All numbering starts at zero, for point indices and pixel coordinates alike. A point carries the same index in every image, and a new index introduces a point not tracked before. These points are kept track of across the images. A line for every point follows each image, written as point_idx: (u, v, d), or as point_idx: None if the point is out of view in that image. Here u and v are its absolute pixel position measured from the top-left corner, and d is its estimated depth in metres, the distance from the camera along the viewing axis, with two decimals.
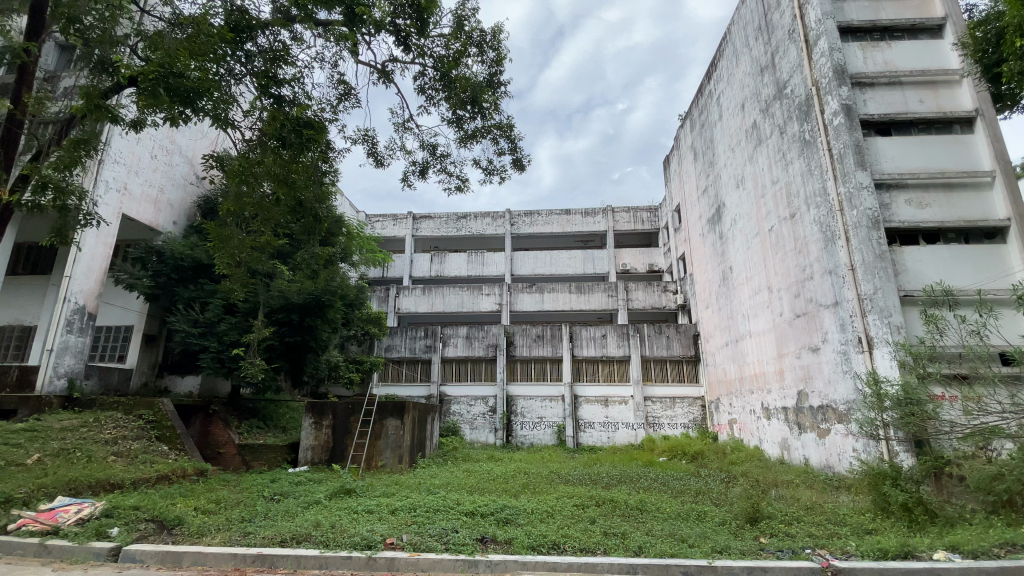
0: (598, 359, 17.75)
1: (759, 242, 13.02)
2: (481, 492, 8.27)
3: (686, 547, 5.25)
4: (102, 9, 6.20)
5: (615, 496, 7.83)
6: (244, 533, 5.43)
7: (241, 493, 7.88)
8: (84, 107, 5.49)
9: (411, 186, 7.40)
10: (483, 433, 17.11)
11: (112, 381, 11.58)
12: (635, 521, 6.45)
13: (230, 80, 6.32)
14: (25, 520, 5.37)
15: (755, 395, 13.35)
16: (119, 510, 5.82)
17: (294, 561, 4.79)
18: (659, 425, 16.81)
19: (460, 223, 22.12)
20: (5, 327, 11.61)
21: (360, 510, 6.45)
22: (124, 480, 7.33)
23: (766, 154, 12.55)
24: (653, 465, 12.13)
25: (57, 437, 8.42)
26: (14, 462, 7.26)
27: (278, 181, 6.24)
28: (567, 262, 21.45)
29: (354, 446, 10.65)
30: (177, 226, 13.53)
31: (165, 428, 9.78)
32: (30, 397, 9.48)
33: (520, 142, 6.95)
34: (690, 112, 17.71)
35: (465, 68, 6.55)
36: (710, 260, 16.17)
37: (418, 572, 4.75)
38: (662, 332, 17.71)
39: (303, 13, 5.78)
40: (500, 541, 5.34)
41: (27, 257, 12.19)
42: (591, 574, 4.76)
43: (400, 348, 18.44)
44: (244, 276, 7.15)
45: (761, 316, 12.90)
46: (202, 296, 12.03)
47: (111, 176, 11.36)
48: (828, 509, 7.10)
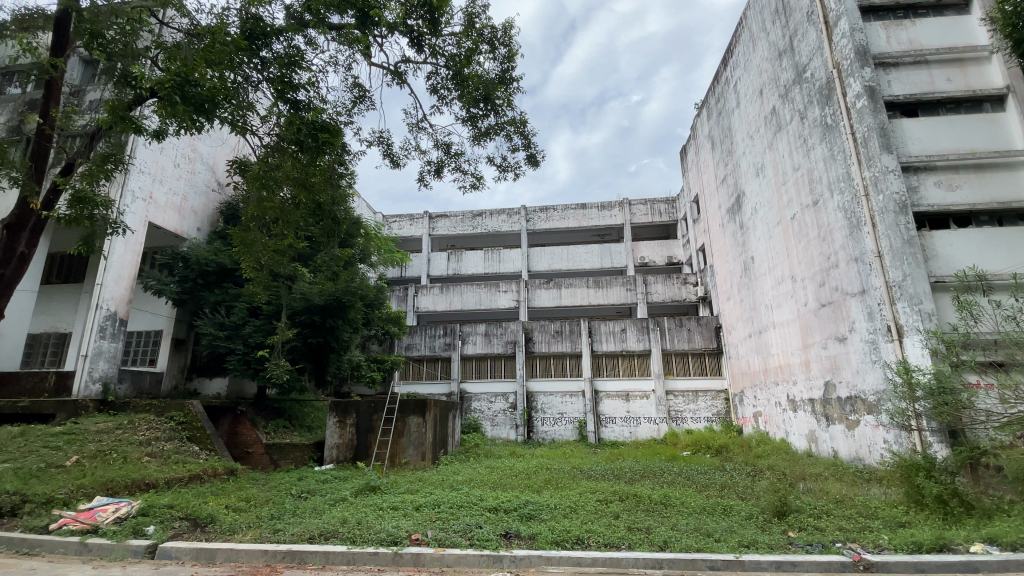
0: (618, 353, 17.63)
1: (781, 231, 12.73)
2: (504, 488, 8.33)
3: (713, 541, 5.21)
4: (123, 23, 6.40)
5: (638, 491, 7.79)
6: (274, 530, 5.56)
7: (270, 491, 8.07)
8: (109, 120, 5.71)
9: (427, 186, 7.49)
10: (504, 429, 17.20)
11: (144, 384, 11.98)
12: (659, 515, 6.40)
13: (247, 87, 6.45)
14: (66, 519, 5.57)
15: (780, 387, 13.09)
16: (154, 508, 6.01)
17: (323, 556, 4.91)
18: (681, 419, 16.66)
19: (476, 221, 22.15)
20: (41, 334, 12.02)
21: (384, 507, 6.54)
22: (157, 480, 7.56)
23: (787, 140, 12.26)
24: (676, 460, 12.04)
25: (94, 439, 8.73)
26: (53, 464, 7.55)
27: (298, 185, 6.46)
28: (585, 257, 21.29)
29: (378, 444, 10.80)
30: (201, 232, 13.85)
31: (196, 429, 10.06)
32: (67, 402, 9.85)
33: (534, 138, 6.96)
34: (706, 101, 17.42)
35: (477, 66, 6.56)
36: (731, 250, 15.87)
37: (443, 567, 4.80)
38: (683, 324, 17.46)
39: (316, 17, 5.89)
40: (524, 537, 5.35)
41: (60, 266, 12.61)
42: (615, 568, 4.75)
43: (420, 346, 18.60)
44: (266, 279, 7.28)
45: (785, 306, 12.62)
46: (226, 300, 12.31)
47: (137, 185, 11.64)
48: (859, 502, 6.93)
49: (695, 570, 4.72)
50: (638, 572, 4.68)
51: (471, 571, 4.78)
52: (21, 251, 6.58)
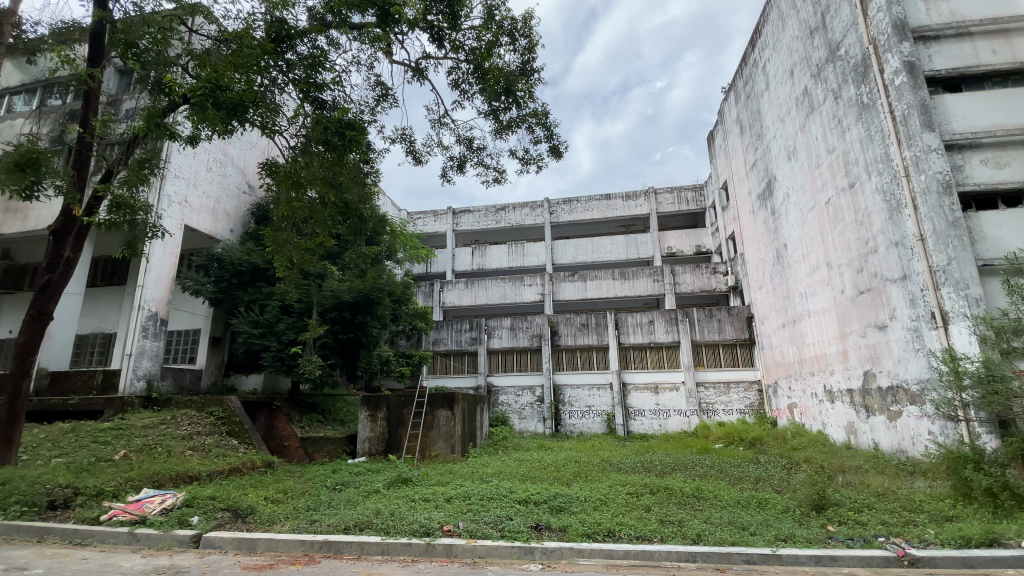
0: (646, 345, 17.41)
1: (815, 217, 12.28)
2: (533, 480, 8.37)
3: (748, 534, 5.11)
4: (155, 32, 6.61)
5: (669, 484, 7.69)
6: (310, 522, 5.72)
7: (305, 484, 8.31)
8: (145, 128, 5.91)
9: (451, 182, 7.55)
10: (532, 423, 17.25)
11: (185, 381, 12.45)
12: (691, 508, 6.31)
13: (274, 90, 6.60)
14: (116, 511, 5.86)
15: (816, 377, 12.69)
16: (197, 500, 6.26)
17: (358, 547, 5.02)
18: (713, 411, 16.37)
19: (499, 216, 22.15)
20: (89, 335, 12.64)
21: (417, 499, 6.65)
22: (200, 473, 7.88)
23: (820, 122, 11.79)
24: (708, 453, 11.81)
25: (140, 434, 9.16)
26: (103, 458, 7.95)
27: (326, 184, 6.60)
28: (610, 248, 21.02)
29: (408, 437, 10.91)
30: (235, 233, 14.27)
31: (234, 423, 10.41)
32: (115, 398, 10.34)
33: (556, 129, 6.92)
34: (734, 84, 16.90)
35: (497, 58, 6.54)
36: (762, 237, 15.41)
37: (475, 558, 4.85)
38: (713, 315, 17.09)
39: (338, 18, 5.96)
40: (555, 529, 5.36)
41: (105, 269, 13.21)
42: (648, 562, 4.71)
43: (447, 341, 18.80)
44: (297, 277, 7.45)
45: (820, 294, 12.20)
46: (260, 299, 12.67)
47: (172, 190, 12.06)
48: (902, 495, 6.67)
49: (730, 564, 4.64)
50: (672, 565, 4.63)
51: (503, 562, 4.81)
52: (67, 256, 6.98)
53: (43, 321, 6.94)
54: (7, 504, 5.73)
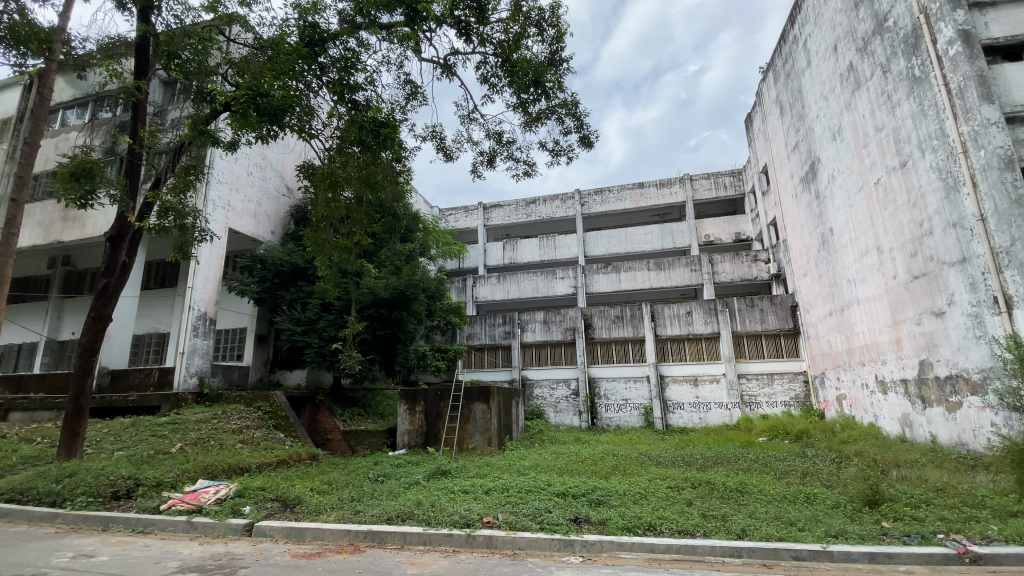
0: (684, 337, 17.03)
1: (863, 199, 11.65)
2: (571, 474, 8.35)
3: (795, 530, 4.95)
4: (195, 43, 6.92)
5: (711, 477, 7.52)
6: (354, 512, 5.90)
7: (349, 475, 8.58)
8: (190, 135, 6.18)
9: (481, 177, 7.59)
10: (568, 416, 17.21)
11: (234, 377, 13.02)
12: (735, 503, 6.16)
13: (309, 94, 6.75)
14: (174, 500, 6.20)
15: (866, 367, 12.12)
16: (248, 491, 6.56)
17: (401, 537, 5.15)
18: (755, 404, 15.90)
19: (530, 209, 22.10)
20: (145, 335, 13.39)
21: (456, 491, 6.76)
22: (250, 465, 8.25)
23: (867, 98, 11.18)
24: (752, 446, 11.49)
25: (194, 428, 9.68)
26: (161, 451, 8.44)
27: (361, 184, 6.76)
28: (644, 238, 20.61)
29: (446, 430, 11.08)
30: (276, 234, 14.78)
31: (281, 418, 10.83)
32: (170, 395, 10.95)
33: (587, 119, 6.83)
34: (773, 63, 16.18)
35: (525, 50, 6.48)
36: (806, 222, 14.76)
37: (515, 550, 4.89)
38: (754, 305, 16.54)
39: (367, 19, 6.07)
40: (595, 522, 5.33)
41: (158, 272, 13.95)
42: (691, 556, 4.62)
43: (481, 335, 18.98)
44: (335, 276, 7.65)
45: (870, 281, 11.60)
46: (301, 297, 13.11)
47: (217, 194, 12.57)
48: (963, 490, 6.29)
49: (778, 560, 4.50)
50: (715, 560, 4.52)
51: (543, 554, 4.83)
52: (123, 260, 7.42)
53: (103, 323, 7.41)
54: (75, 495, 6.14)
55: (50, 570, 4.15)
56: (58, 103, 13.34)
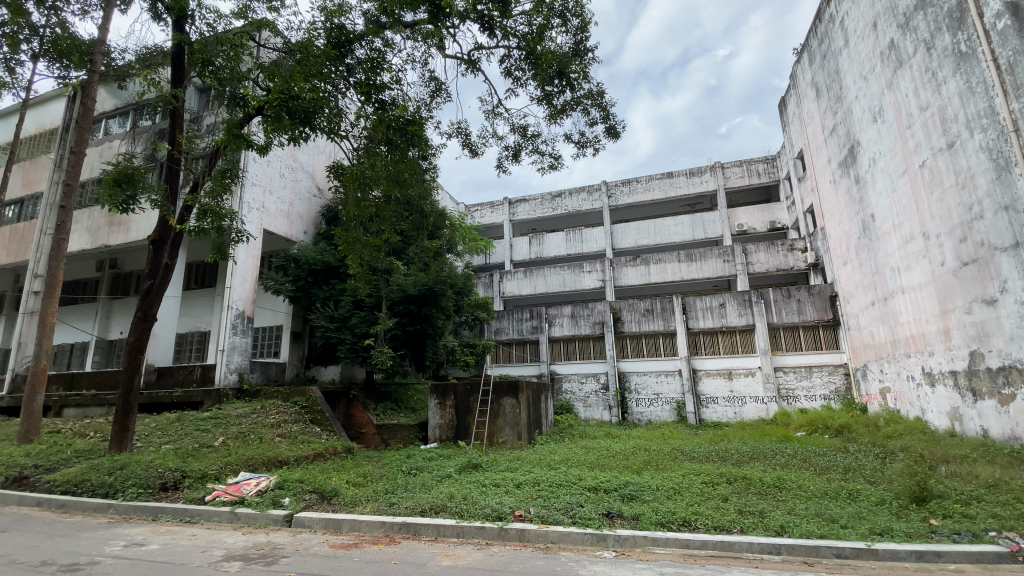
0: (716, 330, 16.65)
1: (907, 182, 11.10)
2: (602, 468, 8.31)
3: (838, 527, 4.79)
4: (227, 50, 7.16)
5: (747, 473, 7.34)
6: (389, 504, 6.02)
7: (383, 468, 8.75)
8: (225, 140, 6.40)
9: (506, 171, 7.62)
10: (597, 411, 17.11)
11: (272, 373, 13.45)
12: (773, 499, 6.00)
13: (337, 95, 6.87)
14: (218, 492, 6.46)
15: (912, 359, 11.58)
16: (287, 483, 6.78)
17: (435, 529, 5.23)
18: (793, 398, 15.44)
19: (556, 203, 21.97)
20: (187, 334, 13.97)
21: (487, 484, 6.81)
22: (288, 458, 8.53)
23: (910, 77, 10.64)
24: (790, 441, 11.16)
25: (235, 423, 10.06)
26: (205, 444, 8.81)
27: (390, 182, 6.87)
28: (674, 229, 20.20)
29: (476, 425, 11.18)
30: (308, 234, 15.16)
31: (317, 412, 11.13)
32: (212, 390, 11.40)
33: (613, 109, 6.74)
34: (807, 44, 15.54)
35: (549, 42, 6.43)
36: (845, 209, 14.17)
37: (548, 543, 4.90)
38: (791, 295, 16.01)
39: (392, 18, 6.16)
40: (628, 517, 5.29)
41: (198, 273, 14.51)
42: (728, 552, 4.53)
43: (509, 330, 19.06)
44: (366, 274, 7.80)
45: (915, 268, 11.05)
46: (334, 295, 13.42)
47: (252, 197, 12.97)
48: (1018, 486, 5.96)
49: (820, 557, 4.36)
50: (754, 557, 4.41)
51: (576, 548, 4.81)
52: (165, 262, 7.73)
53: (148, 323, 7.75)
54: (127, 487, 6.47)
55: (106, 557, 4.39)
56: (102, 113, 14.00)
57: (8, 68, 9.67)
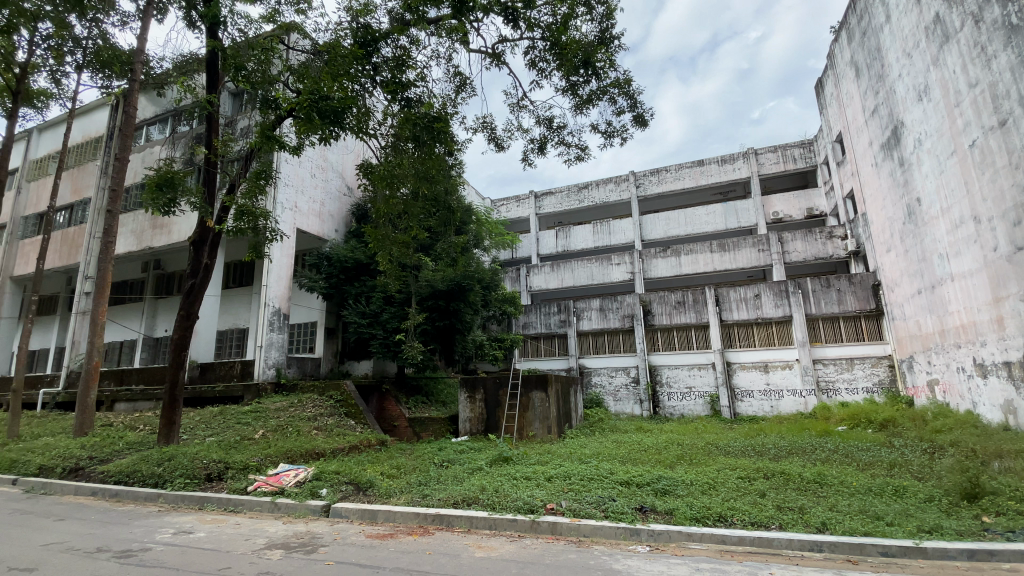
0: (751, 321, 16.22)
1: (955, 163, 10.53)
2: (633, 462, 8.23)
3: (883, 524, 4.61)
4: (259, 54, 7.37)
5: (786, 468, 7.14)
6: (422, 495, 6.13)
7: (415, 461, 8.91)
8: (258, 142, 6.58)
9: (532, 165, 7.57)
10: (628, 405, 16.95)
11: (307, 367, 13.86)
12: (814, 495, 5.82)
13: (365, 94, 6.95)
14: (260, 482, 6.72)
15: (962, 349, 11.01)
16: (324, 474, 6.99)
17: (467, 520, 5.29)
18: (834, 391, 14.92)
19: (583, 194, 21.75)
20: (227, 331, 14.52)
21: (519, 477, 6.86)
22: (325, 450, 8.78)
23: (957, 52, 10.08)
24: (830, 435, 10.79)
25: (274, 416, 10.42)
26: (247, 437, 9.15)
27: (418, 178, 6.94)
28: (705, 219, 19.71)
29: (506, 418, 11.23)
30: (339, 232, 15.49)
31: (351, 405, 11.41)
32: (251, 385, 11.83)
33: (640, 97, 6.60)
34: (846, 21, 14.84)
35: (574, 32, 6.32)
36: (889, 193, 13.52)
37: (581, 537, 4.89)
38: (831, 285, 15.42)
39: (416, 15, 6.19)
40: (661, 512, 5.22)
41: (236, 272, 15.04)
42: (767, 549, 4.41)
43: (537, 324, 19.08)
44: (396, 271, 7.90)
45: (965, 254, 10.49)
46: (365, 291, 13.69)
47: (285, 197, 13.32)
48: None
49: (864, 556, 4.21)
50: (794, 554, 4.29)
51: (609, 542, 4.79)
52: (205, 262, 8.04)
53: (191, 321, 8.09)
54: (175, 477, 6.80)
55: (156, 544, 4.62)
56: (142, 120, 14.62)
57: (55, 80, 10.19)
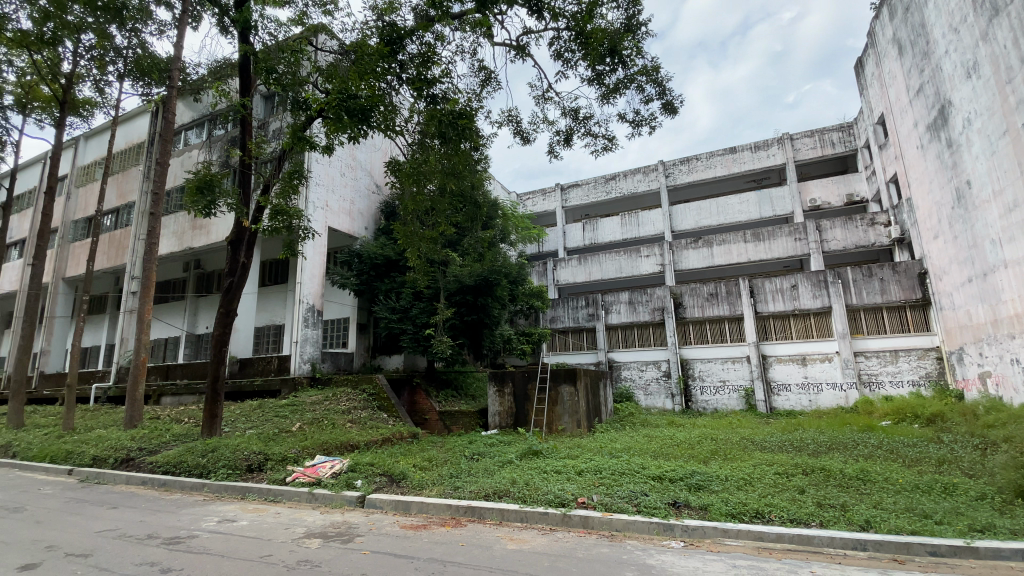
0: (788, 313, 15.73)
1: (1007, 144, 9.94)
2: (665, 457, 8.13)
3: (931, 523, 4.43)
4: (289, 56, 7.58)
5: (826, 464, 6.92)
6: (454, 488, 6.21)
7: (447, 453, 9.03)
8: (290, 143, 6.75)
9: (558, 157, 7.53)
10: (659, 399, 16.73)
11: (341, 362, 14.20)
12: (857, 492, 5.63)
13: (392, 92, 7.02)
14: (297, 473, 6.94)
15: (1017, 340, 10.41)
16: (359, 466, 7.17)
17: (499, 513, 5.34)
18: (877, 384, 14.35)
19: (610, 186, 21.48)
20: (265, 327, 15.02)
21: (549, 470, 6.88)
22: (359, 442, 9.00)
23: (1010, 25, 9.49)
24: (873, 430, 10.39)
25: (310, 409, 10.75)
26: (285, 429, 9.46)
27: (445, 174, 6.99)
28: (738, 208, 19.17)
29: (535, 411, 11.22)
30: (369, 230, 15.76)
31: (384, 399, 11.65)
32: (288, 379, 12.23)
33: (669, 84, 6.46)
34: None
35: (600, 20, 6.24)
36: (936, 176, 12.84)
37: (613, 531, 4.87)
38: (873, 274, 14.80)
39: (441, 10, 6.22)
40: (695, 507, 5.15)
41: (271, 270, 15.51)
42: (806, 546, 4.29)
43: (565, 318, 19.04)
44: (424, 266, 8.00)
45: (1020, 239, 9.89)
46: (395, 287, 13.90)
47: (316, 196, 13.62)
48: None
49: (911, 555, 4.06)
50: (836, 552, 4.16)
51: (641, 536, 4.76)
52: (242, 261, 8.32)
53: (230, 317, 8.39)
54: (218, 468, 7.10)
55: (202, 532, 4.85)
56: (180, 125, 15.21)
57: (99, 89, 10.70)
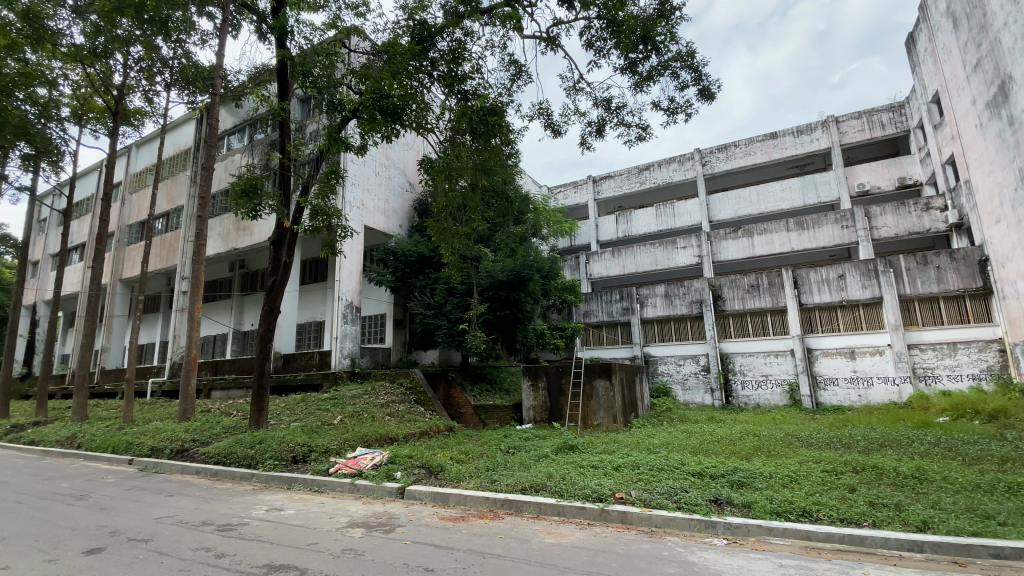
0: (835, 304, 15.08)
1: None
2: (705, 453, 7.95)
3: (995, 524, 4.18)
4: (324, 59, 7.77)
5: (878, 462, 6.60)
6: (491, 481, 6.27)
7: (483, 447, 9.13)
8: (327, 145, 6.92)
9: (591, 148, 7.44)
10: (698, 394, 16.37)
11: (379, 357, 14.53)
12: (912, 491, 5.36)
13: (424, 89, 7.06)
14: (340, 465, 7.16)
15: None
16: (398, 458, 7.33)
17: (536, 507, 5.35)
18: (932, 378, 13.61)
19: (644, 176, 21.09)
20: (306, 323, 15.51)
21: (585, 465, 6.85)
22: (398, 435, 9.20)
23: None
24: (930, 427, 9.86)
25: (351, 403, 11.06)
26: (326, 422, 9.77)
27: (476, 171, 7.03)
28: (780, 195, 18.48)
29: (570, 406, 11.18)
30: (403, 227, 16.01)
31: (421, 393, 11.86)
32: (329, 373, 12.61)
33: (705, 70, 6.27)
34: None
35: (632, 7, 6.14)
36: (996, 157, 12.02)
37: (652, 527, 4.81)
38: (928, 262, 13.99)
39: (471, 6, 6.23)
40: (738, 505, 5.02)
41: (312, 269, 15.99)
42: (858, 547, 4.12)
43: (598, 312, 18.92)
44: (458, 262, 8.08)
45: None
46: (430, 283, 14.09)
47: (352, 195, 13.93)
48: None
49: (973, 557, 3.85)
50: (890, 553, 3.97)
51: (682, 533, 4.67)
52: (284, 260, 8.58)
53: (274, 315, 8.69)
54: (266, 459, 7.40)
55: (252, 520, 5.07)
56: (223, 131, 15.82)
57: (148, 99, 11.24)
